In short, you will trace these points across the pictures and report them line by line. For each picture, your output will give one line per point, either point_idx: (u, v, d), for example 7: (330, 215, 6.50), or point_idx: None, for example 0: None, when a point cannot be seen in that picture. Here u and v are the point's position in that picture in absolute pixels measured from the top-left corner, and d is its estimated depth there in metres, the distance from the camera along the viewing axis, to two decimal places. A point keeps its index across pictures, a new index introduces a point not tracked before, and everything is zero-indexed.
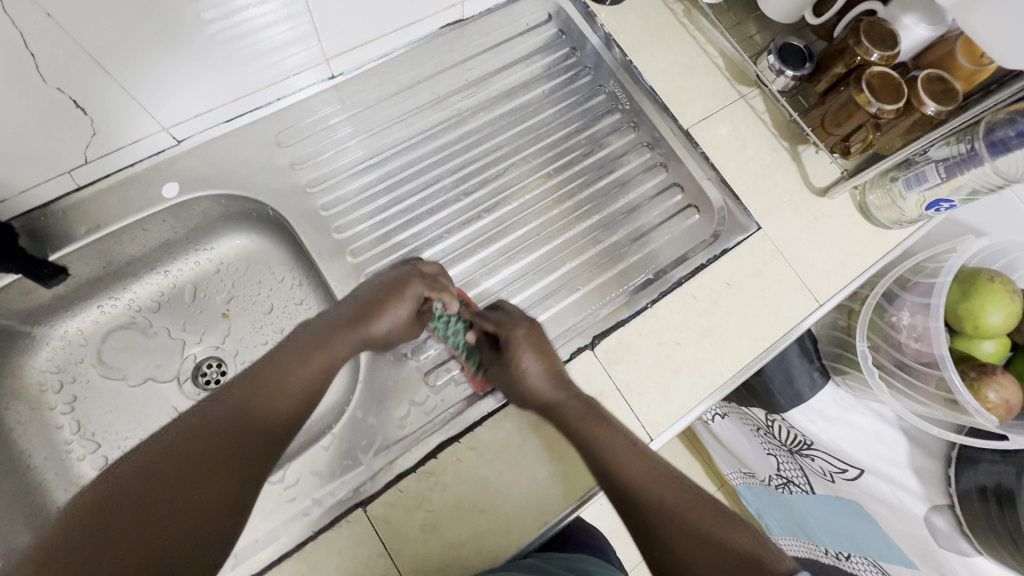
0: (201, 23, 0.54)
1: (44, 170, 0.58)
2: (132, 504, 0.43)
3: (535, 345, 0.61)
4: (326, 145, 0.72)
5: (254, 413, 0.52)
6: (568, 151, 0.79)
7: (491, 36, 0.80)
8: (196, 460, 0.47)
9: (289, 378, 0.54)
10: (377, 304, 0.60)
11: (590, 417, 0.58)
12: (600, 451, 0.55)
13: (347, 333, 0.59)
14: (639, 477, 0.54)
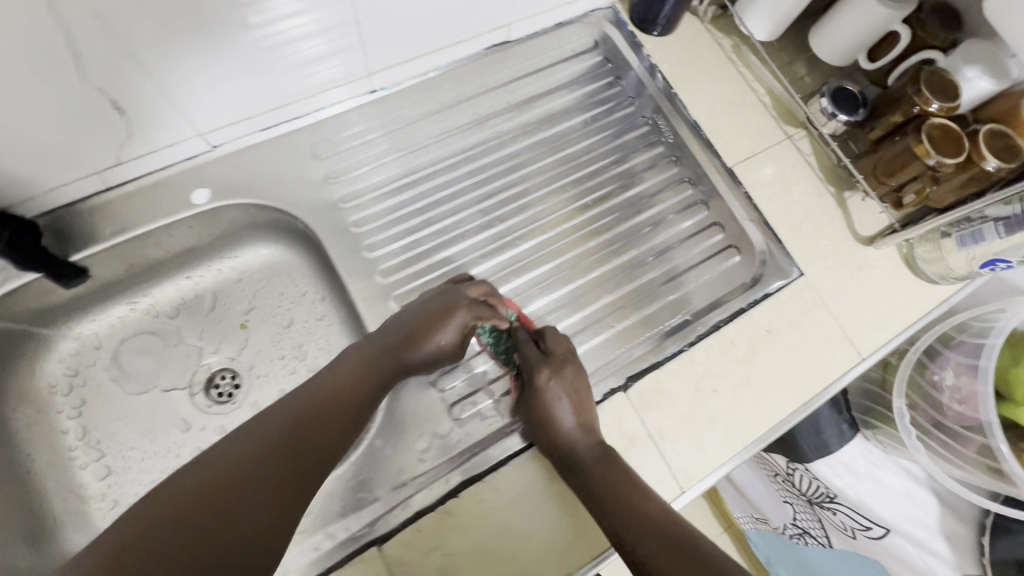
0: (249, 29, 0.52)
1: (75, 169, 0.56)
2: (188, 512, 0.44)
3: (573, 388, 0.60)
4: (363, 159, 0.70)
5: (305, 422, 0.53)
6: (606, 182, 0.77)
7: (536, 59, 0.78)
8: (245, 467, 0.48)
9: (296, 434, 0.51)
10: (426, 327, 0.59)
11: (602, 462, 0.56)
12: (603, 496, 0.54)
13: (387, 357, 0.59)
14: (643, 516, 0.52)
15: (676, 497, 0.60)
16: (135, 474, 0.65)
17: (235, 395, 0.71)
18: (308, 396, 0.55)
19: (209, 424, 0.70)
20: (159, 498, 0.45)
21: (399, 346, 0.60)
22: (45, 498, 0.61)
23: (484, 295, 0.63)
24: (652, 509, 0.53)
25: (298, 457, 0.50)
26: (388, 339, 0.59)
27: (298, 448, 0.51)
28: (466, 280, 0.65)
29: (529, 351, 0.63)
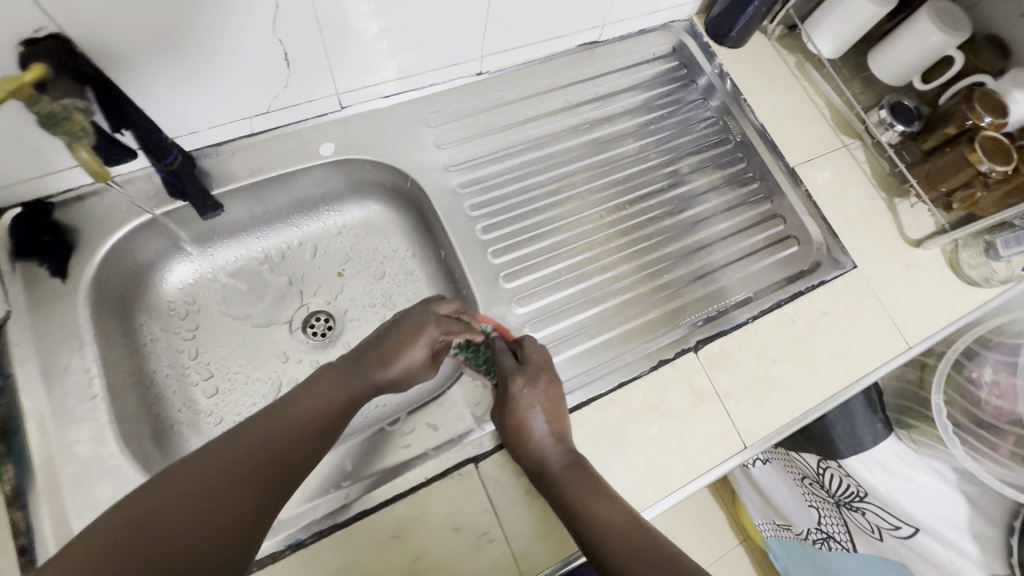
0: (404, 4, 0.61)
1: (235, 112, 0.65)
2: (151, 525, 0.41)
3: (547, 400, 0.60)
4: (467, 131, 0.78)
5: (272, 443, 0.49)
6: (678, 172, 0.85)
7: (621, 59, 0.87)
8: (207, 491, 0.44)
9: (269, 436, 0.49)
10: (397, 343, 0.59)
11: (573, 468, 0.57)
12: (581, 509, 0.53)
13: (361, 374, 0.57)
14: (603, 519, 0.52)
15: (739, 451, 0.66)
16: (240, 395, 0.71)
17: (330, 338, 0.77)
18: (271, 421, 0.51)
19: (306, 360, 0.76)
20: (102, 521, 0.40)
21: (369, 365, 0.58)
22: (165, 406, 0.67)
23: (455, 312, 0.65)
24: (611, 512, 0.53)
25: (280, 454, 0.49)
26: (359, 355, 0.59)
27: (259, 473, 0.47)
28: (436, 300, 0.65)
29: (504, 361, 0.63)
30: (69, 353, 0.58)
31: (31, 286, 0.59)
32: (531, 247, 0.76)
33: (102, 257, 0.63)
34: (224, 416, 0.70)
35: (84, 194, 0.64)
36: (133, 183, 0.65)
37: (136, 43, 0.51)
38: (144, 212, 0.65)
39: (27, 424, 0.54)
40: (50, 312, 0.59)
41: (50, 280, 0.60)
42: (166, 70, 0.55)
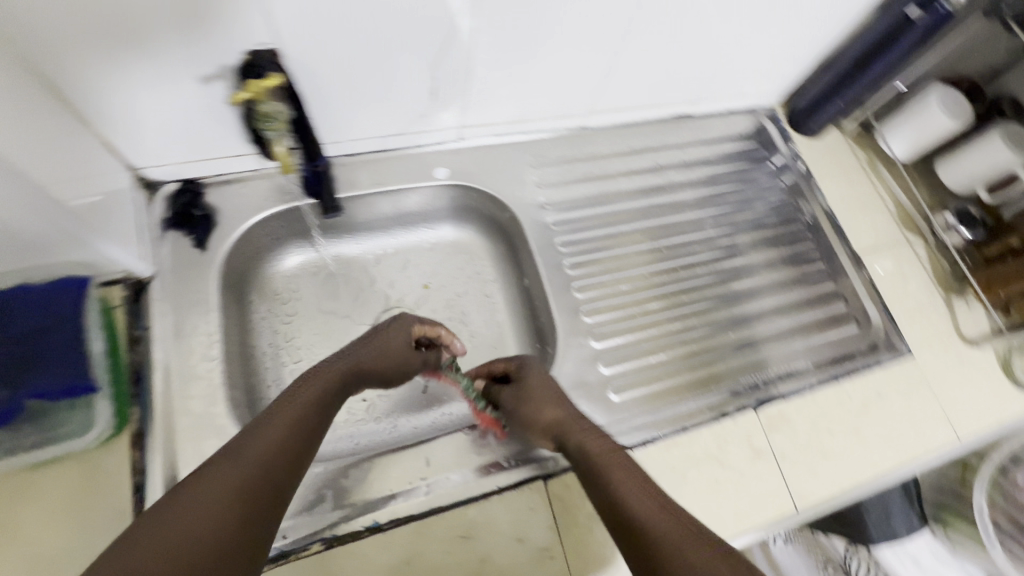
0: (539, 59, 0.70)
1: (374, 129, 0.73)
2: (153, 531, 0.40)
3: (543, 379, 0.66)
4: (564, 175, 0.86)
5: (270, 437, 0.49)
6: (748, 242, 0.92)
7: (707, 133, 0.96)
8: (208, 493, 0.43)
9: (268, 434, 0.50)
10: (369, 341, 0.63)
11: (594, 434, 0.59)
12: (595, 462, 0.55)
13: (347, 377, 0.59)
14: (622, 482, 0.52)
15: (789, 513, 0.68)
16: None
17: None
18: (266, 436, 0.50)
19: None
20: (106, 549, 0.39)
21: (348, 371, 0.59)
22: (259, 379, 0.72)
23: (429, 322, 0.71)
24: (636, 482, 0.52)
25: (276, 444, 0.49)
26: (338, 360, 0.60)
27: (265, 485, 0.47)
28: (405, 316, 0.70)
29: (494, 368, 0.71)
30: (198, 315, 0.64)
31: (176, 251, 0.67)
32: (608, 289, 0.82)
33: (238, 236, 0.71)
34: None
35: (230, 179, 0.72)
36: (273, 176, 0.73)
37: (323, 60, 0.60)
38: (278, 203, 0.73)
39: (153, 372, 0.59)
40: (188, 276, 0.66)
41: (194, 249, 0.68)
42: (336, 85, 0.64)
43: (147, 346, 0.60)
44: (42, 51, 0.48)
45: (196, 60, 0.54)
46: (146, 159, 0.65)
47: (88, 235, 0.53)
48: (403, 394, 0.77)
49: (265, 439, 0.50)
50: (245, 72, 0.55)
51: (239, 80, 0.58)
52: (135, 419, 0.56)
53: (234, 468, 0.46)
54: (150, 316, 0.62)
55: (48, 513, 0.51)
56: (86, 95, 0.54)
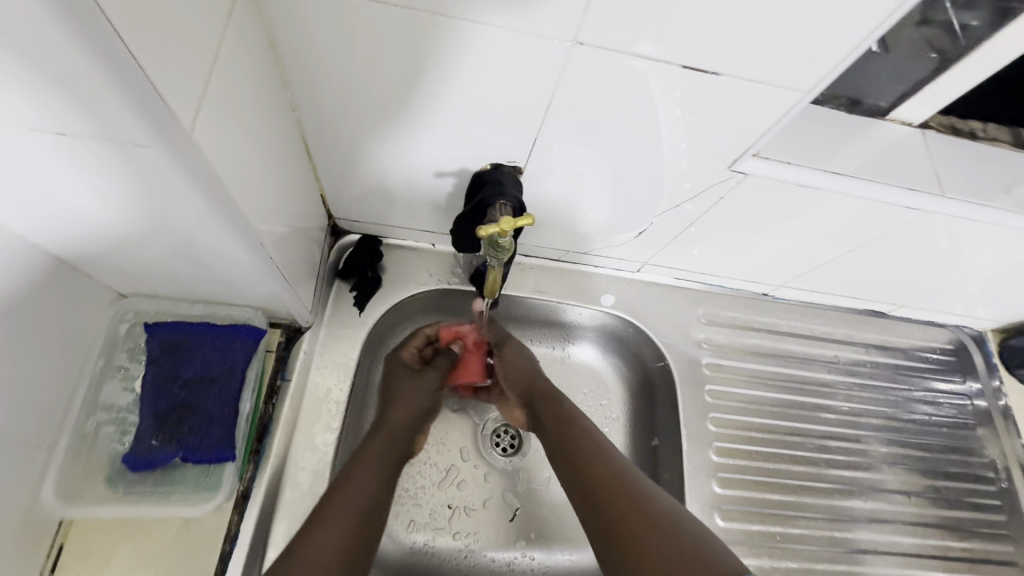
0: (764, 236, 0.64)
1: (564, 244, 0.70)
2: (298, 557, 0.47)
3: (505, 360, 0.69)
4: (731, 339, 0.78)
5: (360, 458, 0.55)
6: (920, 482, 0.79)
7: (901, 338, 0.84)
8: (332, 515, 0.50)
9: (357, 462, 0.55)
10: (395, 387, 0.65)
11: (565, 430, 0.63)
12: (574, 450, 0.61)
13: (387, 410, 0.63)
14: (598, 473, 0.58)
15: None
16: (415, 473, 0.71)
17: (511, 459, 0.75)
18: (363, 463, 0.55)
19: (482, 468, 0.74)
20: None
21: (403, 414, 0.63)
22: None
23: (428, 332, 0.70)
24: (610, 473, 0.58)
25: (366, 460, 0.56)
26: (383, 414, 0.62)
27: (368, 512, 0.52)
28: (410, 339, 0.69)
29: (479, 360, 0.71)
30: (335, 380, 0.62)
31: (336, 304, 0.66)
32: (750, 487, 0.71)
33: (394, 304, 0.69)
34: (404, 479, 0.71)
35: (407, 245, 0.70)
36: (447, 254, 0.71)
37: (554, 185, 0.57)
38: (442, 283, 0.70)
39: (277, 428, 0.56)
40: (340, 335, 0.64)
41: (352, 307, 0.67)
42: (552, 206, 0.61)
43: (281, 400, 0.58)
44: (317, 116, 0.49)
45: (441, 158, 0.53)
46: (343, 212, 0.64)
47: (282, 293, 0.52)
48: (489, 519, 0.72)
49: (347, 482, 0.53)
50: (484, 181, 0.53)
51: (470, 183, 0.56)
52: (246, 479, 0.53)
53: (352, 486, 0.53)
54: (294, 368, 0.59)
55: (135, 567, 0.48)
56: (328, 156, 0.54)
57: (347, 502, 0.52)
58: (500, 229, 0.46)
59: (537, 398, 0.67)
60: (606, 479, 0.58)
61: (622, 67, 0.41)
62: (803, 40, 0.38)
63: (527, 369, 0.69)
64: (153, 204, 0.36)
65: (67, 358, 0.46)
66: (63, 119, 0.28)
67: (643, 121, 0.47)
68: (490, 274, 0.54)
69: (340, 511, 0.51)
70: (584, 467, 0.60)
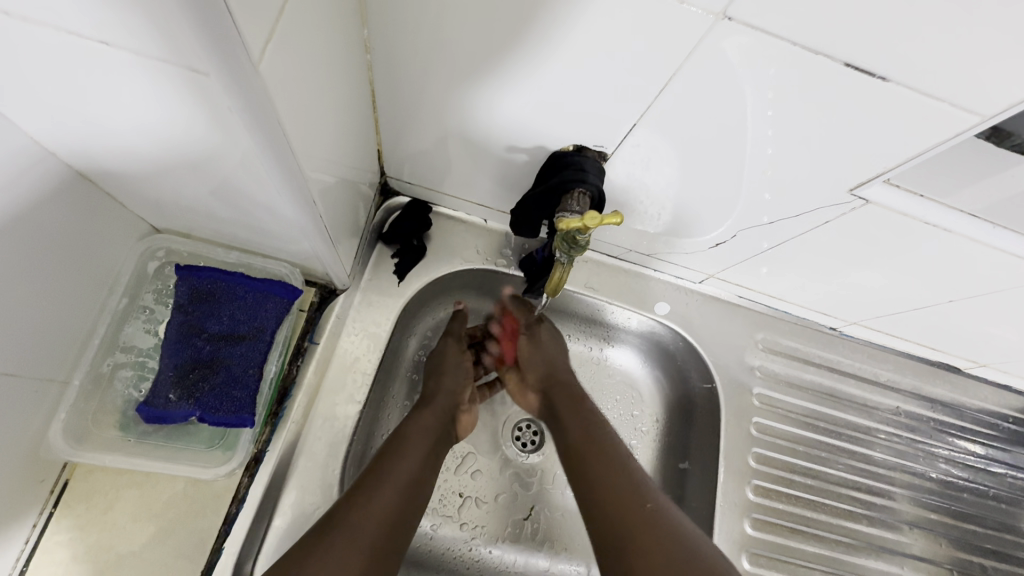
0: (853, 269, 0.57)
1: (626, 240, 0.64)
2: (352, 509, 0.44)
3: (547, 342, 0.65)
4: (785, 369, 0.72)
5: (423, 423, 0.54)
6: (962, 555, 0.73)
7: (970, 398, 0.76)
8: (390, 471, 0.48)
9: (411, 425, 0.54)
10: (438, 369, 0.61)
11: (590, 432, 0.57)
12: (587, 441, 0.56)
13: (446, 377, 0.60)
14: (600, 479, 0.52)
15: None
16: None
17: (531, 457, 0.70)
18: (418, 423, 0.54)
19: (499, 461, 0.69)
20: (318, 533, 0.43)
21: (443, 385, 0.59)
22: (378, 432, 0.60)
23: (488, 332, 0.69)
24: (618, 474, 0.52)
25: (421, 425, 0.54)
26: (438, 387, 0.59)
27: (413, 486, 0.49)
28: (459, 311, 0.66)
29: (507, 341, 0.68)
30: (365, 350, 0.58)
31: (376, 268, 0.62)
32: (780, 531, 0.67)
33: (436, 276, 0.64)
34: (449, 469, 0.67)
35: (456, 216, 0.65)
36: (498, 233, 0.66)
37: (631, 179, 0.51)
38: (488, 262, 0.65)
39: (298, 393, 0.53)
40: (375, 303, 0.60)
41: (391, 275, 0.62)
42: (626, 198, 0.55)
43: (306, 363, 0.54)
44: (390, 61, 0.43)
45: (518, 131, 0.48)
46: (397, 170, 0.59)
47: (323, 253, 0.48)
48: (499, 515, 0.67)
49: (395, 454, 0.50)
50: (565, 163, 0.48)
51: (544, 163, 0.50)
52: (260, 442, 0.50)
53: (411, 449, 0.51)
54: (323, 332, 0.55)
55: (136, 518, 0.46)
56: (393, 108, 0.49)
57: (392, 472, 0.48)
58: (583, 226, 0.43)
59: (560, 391, 0.61)
60: (608, 488, 0.51)
61: (729, 50, 0.35)
62: (1004, 58, 0.31)
63: (553, 359, 0.64)
64: (201, 140, 0.31)
65: (90, 291, 0.43)
66: (105, 28, 0.23)
67: (766, 122, 0.40)
68: (557, 270, 0.52)
69: (382, 488, 0.46)
70: (601, 468, 0.53)
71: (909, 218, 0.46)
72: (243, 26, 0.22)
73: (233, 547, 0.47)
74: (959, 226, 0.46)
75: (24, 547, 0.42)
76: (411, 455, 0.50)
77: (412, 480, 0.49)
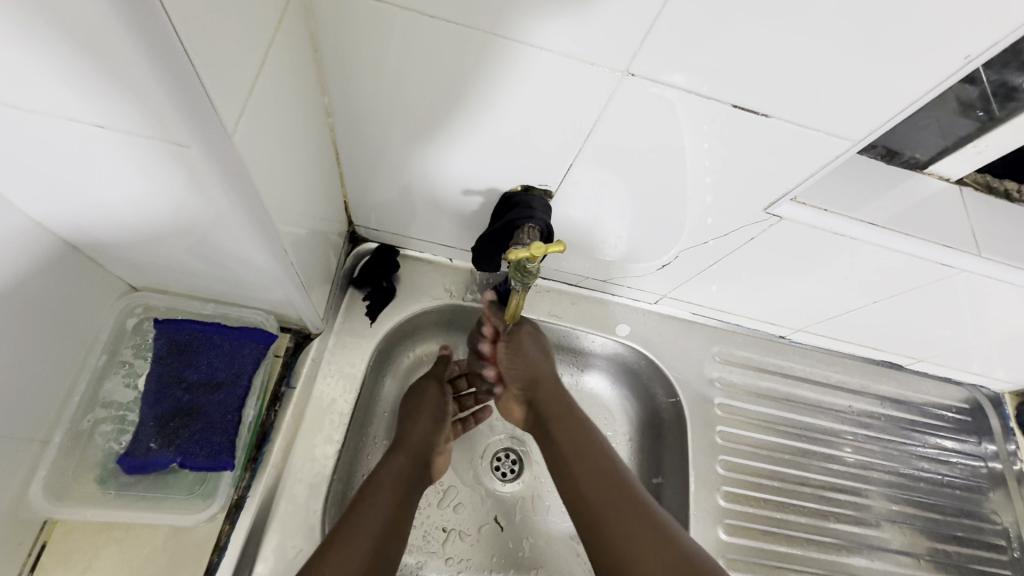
0: (786, 279, 0.62)
1: (583, 269, 0.69)
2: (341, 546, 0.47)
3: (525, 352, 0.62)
4: (743, 378, 0.76)
5: (400, 469, 0.56)
6: (933, 546, 0.76)
7: (916, 392, 0.82)
8: (376, 515, 0.50)
9: (385, 469, 0.55)
10: (417, 411, 0.63)
11: (580, 452, 0.58)
12: (573, 459, 0.57)
13: (423, 419, 0.62)
14: (597, 494, 0.54)
15: None
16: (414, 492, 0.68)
17: (511, 485, 0.72)
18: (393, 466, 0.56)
19: (479, 491, 0.71)
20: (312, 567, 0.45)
21: (422, 429, 0.61)
22: (358, 471, 0.62)
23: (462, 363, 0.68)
24: (614, 493, 0.54)
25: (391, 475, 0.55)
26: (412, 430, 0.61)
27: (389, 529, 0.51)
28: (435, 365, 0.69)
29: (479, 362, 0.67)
30: (341, 391, 0.60)
31: (348, 311, 0.65)
32: (756, 535, 0.69)
33: (406, 315, 0.67)
34: (431, 505, 0.68)
35: (423, 257, 0.69)
36: (463, 270, 0.70)
37: (580, 210, 0.56)
38: (455, 298, 0.69)
39: (276, 438, 0.54)
40: (348, 344, 0.63)
41: (363, 317, 0.65)
42: (576, 228, 0.59)
43: (283, 408, 0.56)
44: (349, 123, 0.48)
45: (470, 177, 0.53)
46: (364, 219, 0.63)
47: (297, 299, 0.51)
48: (484, 546, 0.68)
49: (370, 497, 0.52)
50: (514, 203, 0.52)
51: (498, 203, 0.55)
52: (240, 488, 0.51)
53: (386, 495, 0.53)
54: (300, 375, 0.58)
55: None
56: (357, 163, 0.53)
57: (371, 508, 0.51)
58: (530, 255, 0.47)
59: (543, 400, 0.62)
60: (604, 498, 0.54)
61: (653, 96, 0.41)
62: (858, 90, 0.38)
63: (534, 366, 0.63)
64: (177, 203, 0.35)
65: (71, 351, 0.45)
66: (92, 111, 0.27)
67: (701, 156, 0.46)
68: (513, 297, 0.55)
69: (362, 528, 0.49)
70: (583, 481, 0.56)
71: (821, 230, 0.52)
72: (219, 105, 0.27)
73: None
74: (868, 234, 0.52)
75: None
76: (380, 499, 0.52)
77: (383, 525, 0.50)
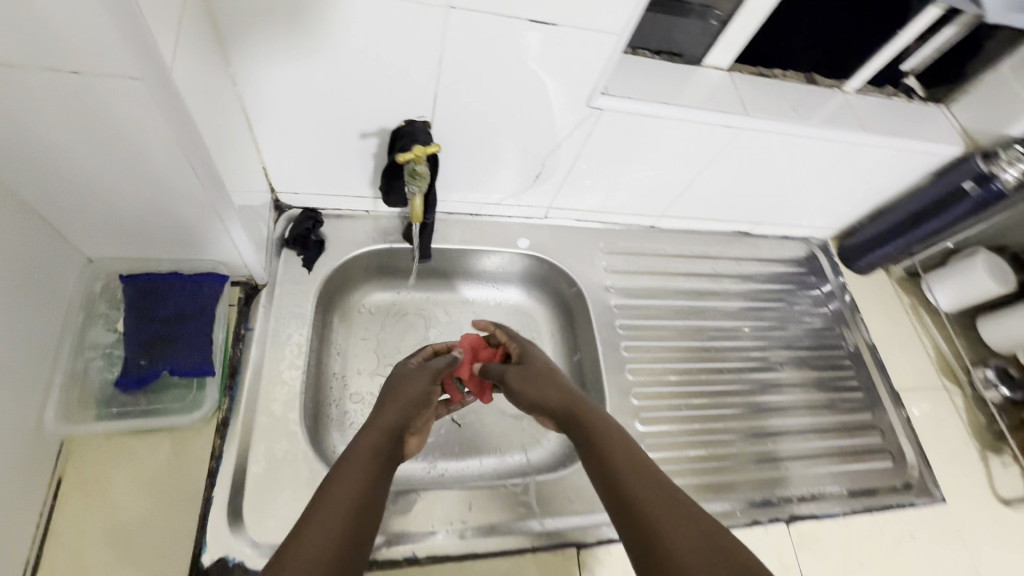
0: (630, 170, 0.80)
1: (479, 196, 0.83)
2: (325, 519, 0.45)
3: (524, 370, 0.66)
4: (630, 263, 0.93)
5: (383, 440, 0.55)
6: (805, 357, 0.95)
7: (765, 250, 1.03)
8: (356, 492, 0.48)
9: (363, 439, 0.54)
10: (399, 384, 0.63)
11: (582, 419, 0.59)
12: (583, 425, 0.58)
13: (407, 391, 0.62)
14: (606, 445, 0.55)
15: None
16: None
17: None
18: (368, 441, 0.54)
19: None
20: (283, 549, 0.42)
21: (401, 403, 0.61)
22: (325, 396, 0.75)
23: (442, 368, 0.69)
24: (620, 447, 0.54)
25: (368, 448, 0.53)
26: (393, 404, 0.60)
27: (369, 497, 0.49)
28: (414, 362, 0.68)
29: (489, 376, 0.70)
30: (294, 326, 0.70)
31: (286, 266, 0.75)
32: (659, 376, 0.86)
33: (338, 262, 0.78)
34: None
35: (343, 213, 0.81)
36: (380, 217, 0.82)
37: (461, 136, 0.70)
38: (378, 240, 0.81)
39: (246, 366, 0.65)
40: (292, 290, 0.73)
41: (301, 268, 0.76)
42: (462, 155, 0.73)
43: (247, 344, 0.67)
44: (254, 89, 0.59)
45: (365, 120, 0.65)
46: (284, 184, 0.74)
47: (243, 243, 0.60)
48: (446, 439, 0.80)
49: (347, 463, 0.51)
50: (401, 134, 0.65)
51: (391, 141, 0.68)
52: (224, 408, 0.61)
53: (358, 466, 0.51)
54: (255, 318, 0.69)
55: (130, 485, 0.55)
56: (268, 126, 0.64)
57: (348, 478, 0.49)
58: (415, 156, 0.63)
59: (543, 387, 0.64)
60: (605, 449, 0.55)
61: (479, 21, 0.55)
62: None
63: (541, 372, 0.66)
64: (129, 148, 0.45)
65: (56, 306, 0.55)
66: (58, 64, 0.38)
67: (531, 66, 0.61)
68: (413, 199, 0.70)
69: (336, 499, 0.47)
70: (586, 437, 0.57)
71: (635, 115, 0.69)
72: (153, 43, 0.38)
73: (221, 489, 0.57)
74: (670, 110, 0.69)
75: (40, 520, 0.52)
76: (359, 467, 0.51)
77: (360, 498, 0.48)
